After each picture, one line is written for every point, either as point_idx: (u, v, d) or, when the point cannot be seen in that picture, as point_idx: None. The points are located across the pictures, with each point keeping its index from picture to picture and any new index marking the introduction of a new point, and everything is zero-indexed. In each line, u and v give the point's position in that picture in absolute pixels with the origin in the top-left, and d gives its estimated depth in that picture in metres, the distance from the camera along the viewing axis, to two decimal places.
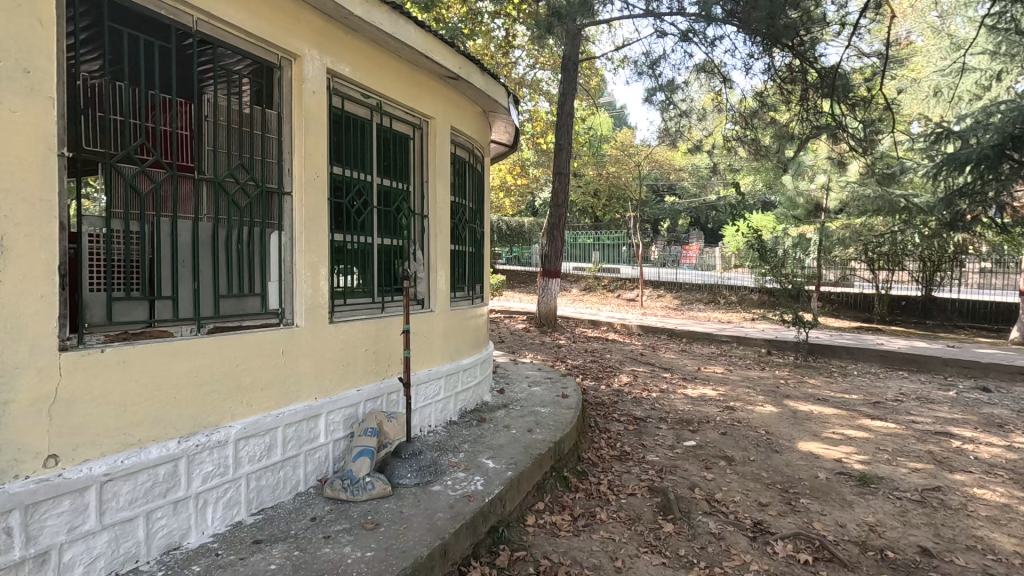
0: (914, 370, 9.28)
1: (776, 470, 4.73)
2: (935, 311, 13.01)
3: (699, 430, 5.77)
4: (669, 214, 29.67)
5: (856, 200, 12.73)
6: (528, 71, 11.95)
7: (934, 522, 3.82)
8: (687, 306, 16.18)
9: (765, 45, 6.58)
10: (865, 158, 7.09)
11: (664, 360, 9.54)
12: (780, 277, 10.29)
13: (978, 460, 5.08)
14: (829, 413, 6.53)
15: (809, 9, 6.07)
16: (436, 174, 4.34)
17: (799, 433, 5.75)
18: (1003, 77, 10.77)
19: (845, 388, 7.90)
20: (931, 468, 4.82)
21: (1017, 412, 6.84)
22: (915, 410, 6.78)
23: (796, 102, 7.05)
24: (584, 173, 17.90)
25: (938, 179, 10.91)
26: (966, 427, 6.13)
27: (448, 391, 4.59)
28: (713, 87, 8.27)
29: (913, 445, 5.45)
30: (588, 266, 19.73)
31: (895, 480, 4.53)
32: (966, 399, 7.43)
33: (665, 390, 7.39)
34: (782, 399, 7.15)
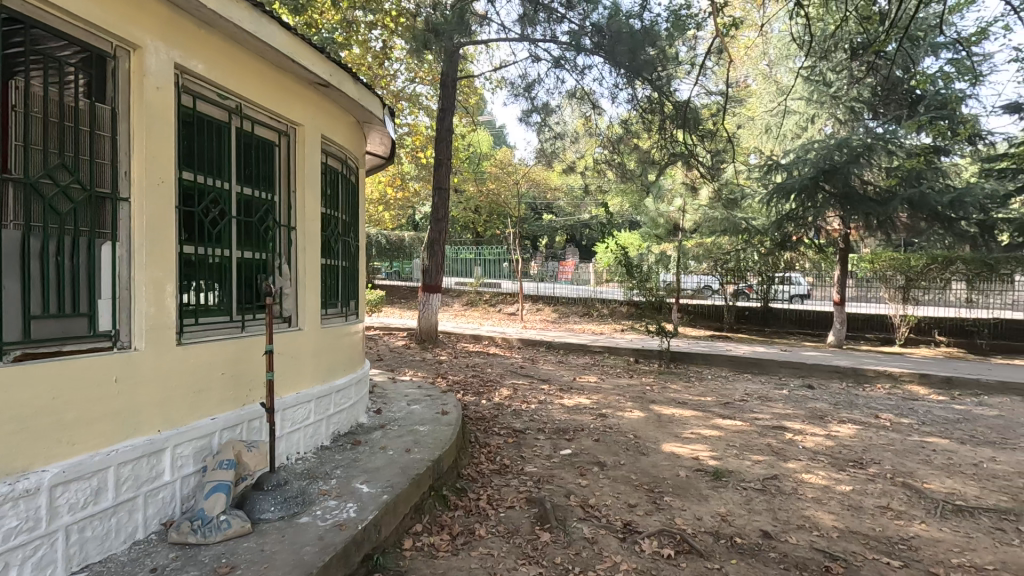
0: (756, 372, 10.49)
1: (643, 471, 5.06)
2: (772, 319, 14.94)
3: (575, 438, 6.01)
4: (546, 230, 31.01)
5: (706, 221, 14.20)
6: (407, 84, 11.86)
7: (773, 507, 4.31)
8: (563, 319, 16.93)
9: (628, 78, 7.21)
10: (714, 184, 7.93)
11: (542, 371, 9.85)
12: (645, 291, 11.17)
13: (805, 448, 5.85)
14: (689, 415, 7.13)
15: (665, 48, 6.82)
16: (305, 184, 4.09)
17: (663, 435, 6.20)
18: (815, 120, 12.45)
19: (701, 391, 8.71)
20: (769, 459, 5.46)
21: (832, 405, 8.02)
22: (756, 408, 7.66)
23: (656, 131, 7.74)
24: (465, 188, 18.04)
25: (771, 204, 12.62)
26: (796, 420, 7.04)
27: (319, 414, 4.31)
28: (584, 112, 8.81)
29: (756, 439, 6.13)
30: (470, 280, 19.90)
31: (742, 472, 5.06)
32: (796, 396, 8.55)
33: (543, 401, 7.62)
34: (648, 404, 7.70)
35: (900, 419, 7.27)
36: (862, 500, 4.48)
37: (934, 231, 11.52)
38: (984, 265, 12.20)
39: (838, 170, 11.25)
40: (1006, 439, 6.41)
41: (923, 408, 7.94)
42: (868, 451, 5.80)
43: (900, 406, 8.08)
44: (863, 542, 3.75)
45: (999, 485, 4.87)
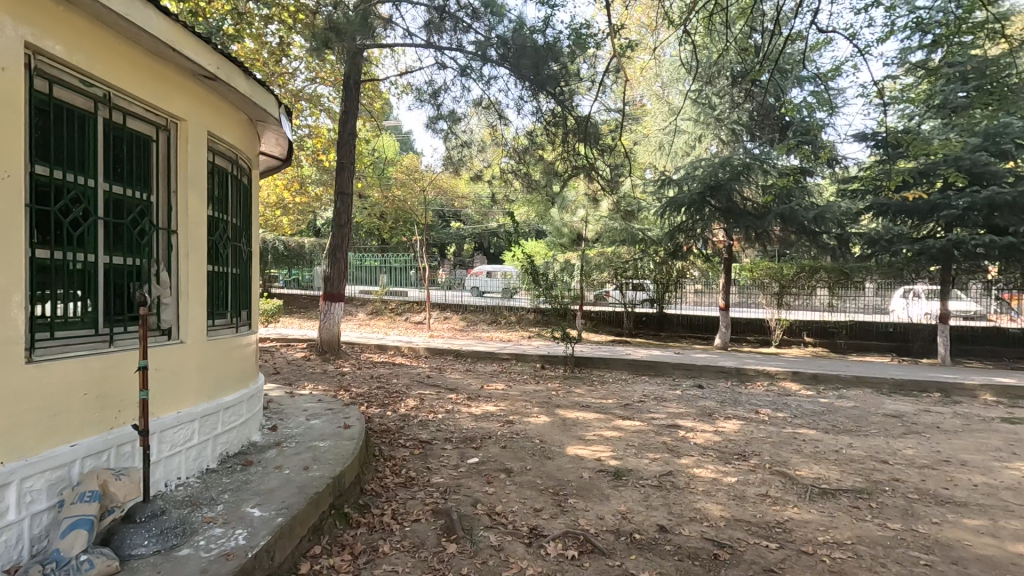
0: (652, 374, 11.10)
1: (549, 475, 5.15)
2: (666, 324, 15.93)
3: (482, 447, 6.00)
4: (454, 238, 30.93)
5: (607, 232, 14.72)
6: (307, 84, 11.36)
7: (668, 502, 4.57)
8: (471, 327, 16.93)
9: (533, 91, 7.40)
10: (613, 196, 8.31)
11: (449, 380, 9.74)
12: (551, 298, 11.47)
13: (696, 444, 6.27)
14: (591, 418, 7.39)
15: (567, 65, 7.13)
16: (188, 183, 3.75)
17: (567, 439, 6.36)
18: (702, 140, 13.55)
19: (603, 394, 9.07)
20: (665, 456, 5.78)
21: (720, 402, 8.67)
22: (653, 408, 8.10)
23: (560, 144, 8.00)
24: (369, 195, 17.52)
25: (665, 216, 13.52)
26: (688, 419, 7.53)
27: (204, 435, 3.95)
28: (491, 123, 8.89)
29: (653, 438, 6.48)
30: (375, 289, 19.33)
31: (640, 471, 5.32)
32: (688, 395, 9.15)
33: (450, 410, 7.54)
34: (553, 409, 7.88)
35: (776, 413, 8.01)
36: (745, 490, 4.87)
37: (802, 243, 12.89)
38: (842, 273, 13.84)
39: (722, 186, 12.27)
40: (860, 426, 7.29)
41: (794, 403, 8.82)
42: (749, 443, 6.33)
43: (776, 401, 8.91)
44: (746, 529, 4.07)
45: (855, 468, 5.51)
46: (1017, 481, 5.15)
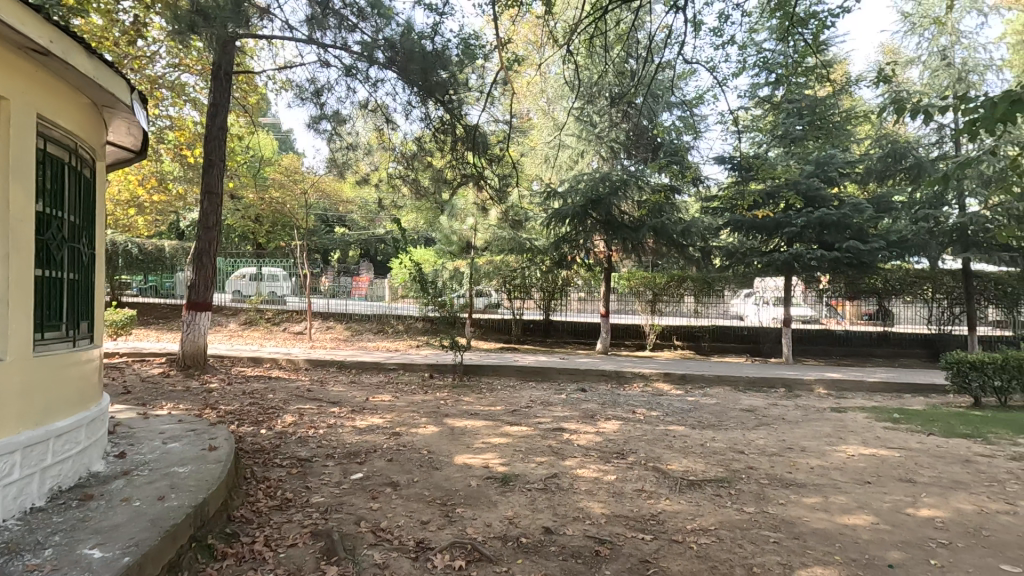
0: (539, 380, 11.42)
1: (436, 486, 5.07)
2: (552, 330, 16.48)
3: (366, 461, 5.75)
4: (338, 244, 29.64)
5: (496, 240, 14.73)
6: (169, 71, 10.29)
7: (554, 503, 4.70)
8: (356, 336, 16.28)
9: (422, 97, 7.32)
10: (501, 206, 8.46)
11: (331, 394, 9.25)
12: (440, 306, 11.38)
13: (580, 446, 6.52)
14: (479, 425, 7.41)
15: (456, 73, 7.16)
16: (9, 172, 3.20)
17: (455, 448, 6.31)
18: (584, 155, 14.35)
19: (491, 401, 9.14)
20: (551, 459, 5.96)
21: (601, 404, 9.13)
22: (539, 413, 8.32)
23: (449, 152, 7.99)
24: (243, 195, 16.25)
25: (550, 226, 14.08)
26: (572, 421, 7.83)
27: (29, 469, 3.38)
28: (379, 127, 8.54)
29: (539, 442, 6.64)
30: (249, 297, 17.92)
31: (527, 475, 5.42)
32: (572, 399, 9.53)
33: (332, 425, 7.16)
34: (442, 418, 7.79)
35: (650, 412, 8.60)
36: (624, 486, 5.16)
37: (672, 255, 14.02)
38: (704, 282, 15.38)
39: (603, 200, 13.03)
40: (720, 421, 8.05)
41: (666, 401, 9.53)
42: (627, 442, 6.72)
43: (650, 401, 9.56)
44: (624, 523, 4.31)
45: (717, 459, 6.07)
46: (843, 462, 5.98)
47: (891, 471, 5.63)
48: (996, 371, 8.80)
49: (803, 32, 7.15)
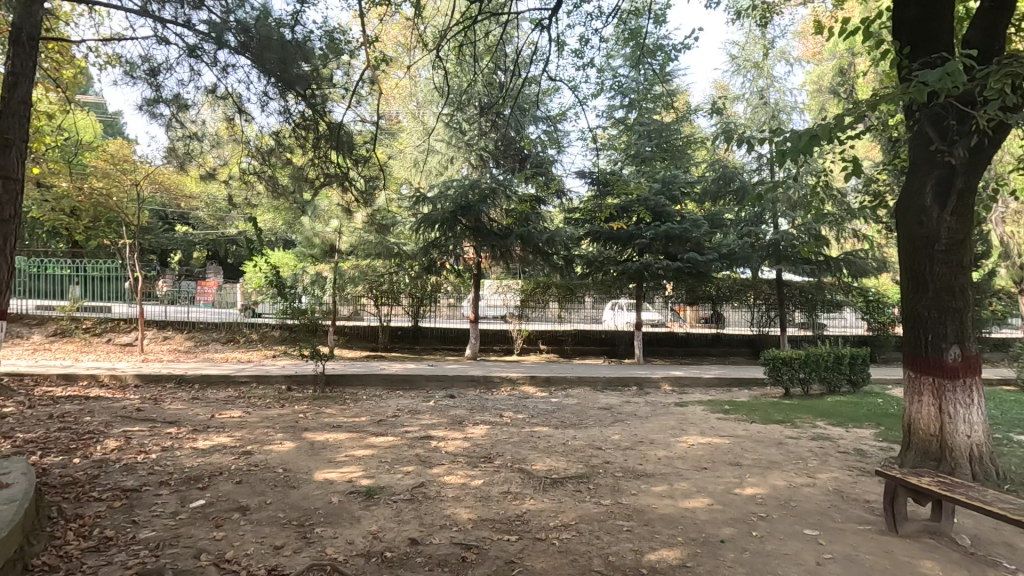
0: (407, 388, 11.17)
1: (293, 506, 4.70)
2: (421, 337, 16.24)
3: (209, 486, 5.15)
4: (180, 244, 26.55)
5: (362, 244, 14.20)
6: None
7: (420, 513, 4.60)
8: (200, 347, 14.66)
9: (280, 88, 6.82)
10: (368, 209, 8.26)
11: (168, 412, 8.19)
12: (300, 313, 10.64)
13: (447, 452, 6.49)
14: (342, 438, 7.04)
15: (319, 67, 6.81)
16: None
17: (315, 464, 5.92)
18: (453, 162, 14.50)
19: (355, 412, 8.74)
20: (417, 468, 5.84)
21: (469, 410, 9.18)
22: (407, 422, 8.13)
23: (310, 149, 7.55)
24: (55, 184, 13.87)
25: (420, 232, 13.95)
26: (440, 428, 7.77)
27: None
28: (229, 116, 7.71)
29: (406, 452, 6.48)
30: (61, 303, 15.25)
31: (392, 486, 5.25)
32: (440, 406, 9.46)
33: (167, 447, 6.33)
34: (300, 433, 7.27)
35: (517, 415, 8.83)
36: (490, 490, 5.21)
37: (537, 262, 14.58)
38: (567, 289, 16.20)
39: (472, 207, 13.23)
40: (581, 420, 8.50)
41: (532, 404, 9.86)
42: (494, 446, 6.82)
43: (516, 404, 9.82)
44: (490, 527, 4.35)
45: (578, 456, 6.39)
46: (685, 451, 6.64)
47: (722, 457, 6.37)
48: (801, 366, 10.39)
49: (652, 62, 7.89)
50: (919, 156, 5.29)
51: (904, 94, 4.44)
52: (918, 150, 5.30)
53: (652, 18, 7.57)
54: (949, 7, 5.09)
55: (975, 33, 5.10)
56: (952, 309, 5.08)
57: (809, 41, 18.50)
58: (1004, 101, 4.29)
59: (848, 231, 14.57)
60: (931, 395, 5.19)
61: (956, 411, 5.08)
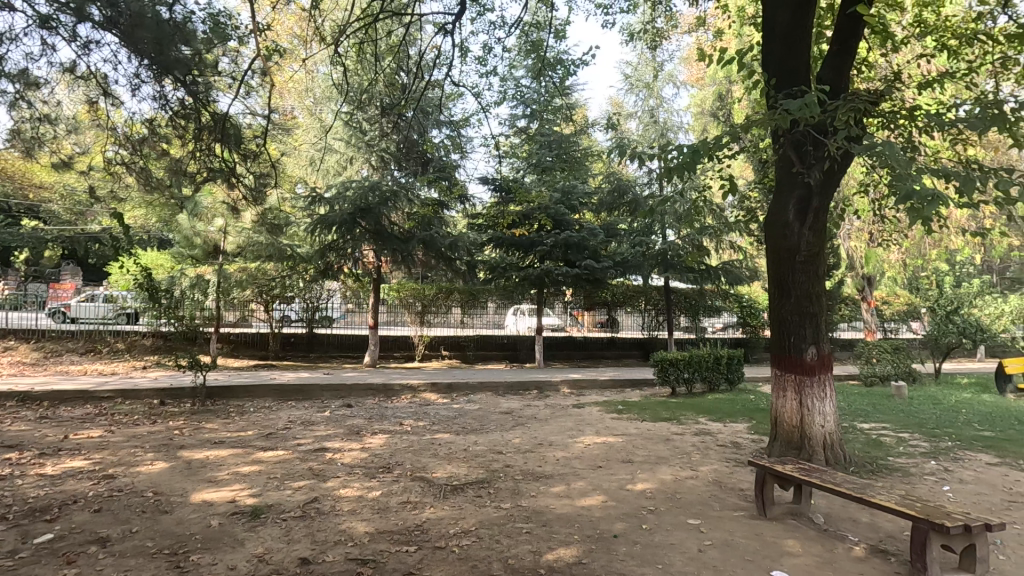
0: (300, 399, 10.55)
1: (164, 533, 4.25)
2: (316, 345, 15.43)
3: (59, 517, 4.51)
4: (28, 241, 23.18)
5: (250, 245, 13.25)
6: None
7: (312, 530, 4.35)
8: (53, 358, 12.87)
9: (155, 72, 6.15)
10: (258, 208, 7.82)
11: (8, 435, 7.07)
12: (176, 321, 9.64)
13: (343, 464, 6.20)
14: (225, 454, 6.48)
15: (202, 52, 6.26)
16: None
17: (192, 485, 5.39)
18: (352, 162, 14.02)
19: (241, 426, 8.11)
20: (309, 482, 5.53)
21: (368, 419, 8.86)
22: (299, 434, 7.68)
23: (191, 141, 6.92)
24: None
25: (315, 234, 13.31)
26: (335, 439, 7.41)
27: None
28: (92, 99, 6.76)
29: (298, 466, 6.11)
30: None
31: (281, 503, 4.92)
32: (335, 416, 9.03)
33: (6, 476, 5.45)
34: (174, 451, 6.59)
35: (417, 423, 8.65)
36: (388, 501, 5.05)
37: (440, 267, 14.47)
38: (470, 294, 16.21)
39: (372, 209, 12.84)
40: (482, 425, 8.52)
41: (433, 411, 9.72)
42: (393, 455, 6.63)
43: (417, 412, 9.63)
44: (388, 539, 4.21)
45: (479, 461, 6.40)
46: (582, 451, 6.88)
47: (616, 455, 6.69)
48: (685, 366, 11.21)
49: (552, 75, 8.16)
50: (782, 177, 5.91)
51: (771, 120, 4.94)
52: (782, 172, 5.92)
53: (553, 33, 7.84)
54: (806, 47, 5.76)
55: (827, 72, 5.81)
56: (810, 313, 5.73)
57: (693, 67, 20.14)
58: (850, 131, 4.92)
59: (726, 242, 15.96)
60: (793, 391, 5.80)
61: (813, 404, 5.73)
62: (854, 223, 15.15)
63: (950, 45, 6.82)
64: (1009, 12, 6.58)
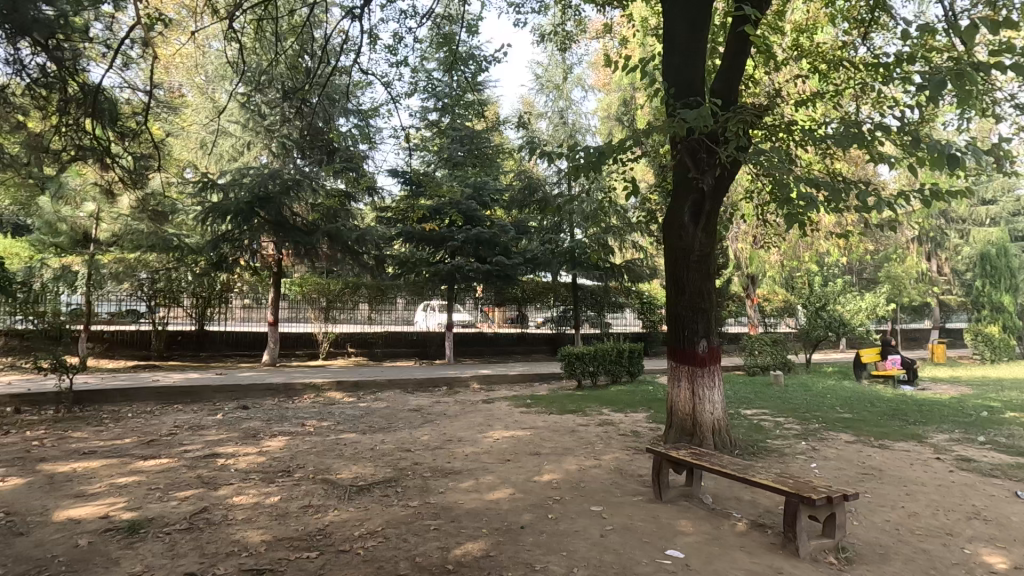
0: (188, 401, 9.71)
1: (20, 558, 3.74)
2: (207, 343, 14.27)
3: None
4: None
5: (128, 233, 11.99)
6: None
7: (201, 543, 4.02)
8: None
9: (10, 33, 5.34)
10: (137, 192, 7.10)
11: None
12: (36, 316, 8.54)
13: (237, 470, 5.79)
14: (96, 466, 5.82)
15: (68, 15, 5.53)
16: None
17: (55, 501, 4.79)
18: (250, 147, 13.11)
19: (116, 434, 7.32)
20: (198, 492, 5.11)
21: (265, 421, 8.35)
22: (186, 440, 7.06)
23: (55, 115, 6.12)
24: None
25: (206, 223, 12.32)
26: (229, 444, 6.91)
27: None
28: None
29: (184, 474, 5.62)
30: None
31: (165, 516, 4.51)
32: (229, 419, 8.41)
33: None
34: (32, 465, 5.81)
35: (321, 423, 8.27)
36: (288, 506, 4.79)
37: (347, 262, 13.80)
38: (378, 290, 15.77)
39: (271, 198, 12.08)
40: (389, 424, 8.33)
41: (337, 410, 9.34)
42: (294, 458, 6.29)
43: (320, 412, 9.22)
44: (287, 546, 3.99)
45: (386, 460, 6.25)
46: (491, 446, 6.93)
47: (524, 448, 6.81)
48: (591, 360, 11.66)
49: (464, 69, 8.13)
50: (679, 181, 6.28)
51: (670, 127, 5.24)
52: (679, 176, 6.30)
53: (465, 27, 7.80)
54: (700, 61, 6.18)
55: (719, 85, 6.25)
56: (702, 309, 6.16)
57: (600, 72, 20.92)
58: (738, 141, 5.35)
59: (629, 242, 16.77)
60: (687, 382, 6.22)
61: (703, 393, 6.17)
62: (741, 226, 16.52)
63: (821, 69, 7.62)
64: (868, 43, 7.47)
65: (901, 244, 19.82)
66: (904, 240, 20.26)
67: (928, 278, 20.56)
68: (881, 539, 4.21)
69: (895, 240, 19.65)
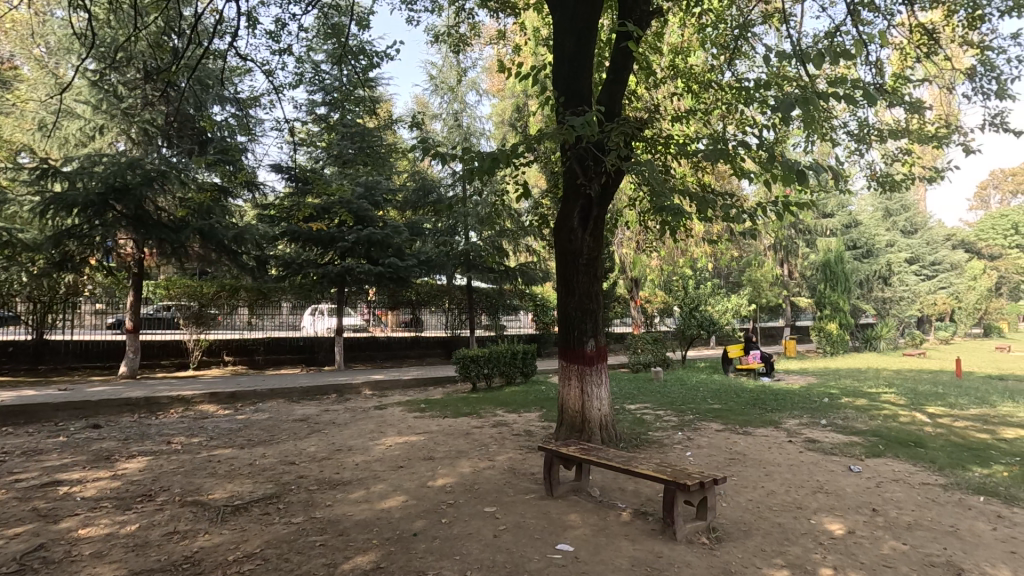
0: (21, 423, 8.36)
1: None
2: (47, 354, 12.44)
3: None
4: None
5: None
6: None
7: None
8: None
9: None
10: None
11: None
12: None
13: (84, 499, 5.06)
14: None
15: None
16: None
17: None
18: (104, 132, 11.72)
19: None
20: (32, 527, 4.38)
21: (122, 440, 7.42)
22: (18, 468, 6.06)
23: None
24: None
25: (45, 215, 10.75)
26: (75, 469, 6.04)
27: None
28: None
29: (14, 508, 4.80)
30: None
31: None
32: (75, 441, 7.35)
33: None
34: None
35: (190, 440, 7.49)
36: (148, 535, 4.26)
37: (222, 262, 12.80)
38: (260, 293, 14.67)
39: (130, 191, 10.79)
40: (271, 436, 7.76)
41: (211, 424, 8.53)
42: (156, 480, 5.63)
43: (189, 427, 8.37)
44: None
45: (266, 476, 5.80)
46: (382, 453, 6.70)
47: (417, 453, 6.66)
48: (485, 361, 11.74)
49: (354, 64, 7.81)
50: (568, 187, 6.47)
51: (559, 134, 5.39)
52: (568, 182, 6.49)
53: (355, 20, 7.51)
54: (587, 72, 6.41)
55: (605, 97, 6.56)
56: (590, 310, 6.43)
57: (495, 78, 21.24)
58: (621, 151, 5.63)
59: (522, 246, 17.16)
60: (577, 380, 6.45)
61: (592, 390, 6.42)
62: (625, 233, 17.58)
63: (693, 89, 8.34)
64: (731, 69, 8.31)
65: (760, 251, 22.25)
66: (762, 247, 22.74)
67: (781, 282, 23.27)
68: (744, 517, 4.64)
69: (756, 248, 21.99)
